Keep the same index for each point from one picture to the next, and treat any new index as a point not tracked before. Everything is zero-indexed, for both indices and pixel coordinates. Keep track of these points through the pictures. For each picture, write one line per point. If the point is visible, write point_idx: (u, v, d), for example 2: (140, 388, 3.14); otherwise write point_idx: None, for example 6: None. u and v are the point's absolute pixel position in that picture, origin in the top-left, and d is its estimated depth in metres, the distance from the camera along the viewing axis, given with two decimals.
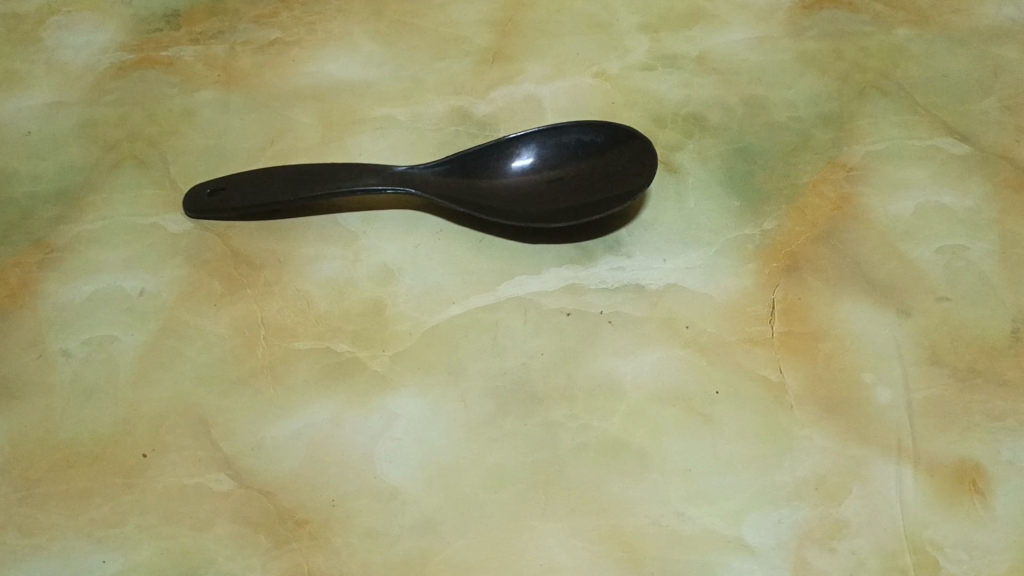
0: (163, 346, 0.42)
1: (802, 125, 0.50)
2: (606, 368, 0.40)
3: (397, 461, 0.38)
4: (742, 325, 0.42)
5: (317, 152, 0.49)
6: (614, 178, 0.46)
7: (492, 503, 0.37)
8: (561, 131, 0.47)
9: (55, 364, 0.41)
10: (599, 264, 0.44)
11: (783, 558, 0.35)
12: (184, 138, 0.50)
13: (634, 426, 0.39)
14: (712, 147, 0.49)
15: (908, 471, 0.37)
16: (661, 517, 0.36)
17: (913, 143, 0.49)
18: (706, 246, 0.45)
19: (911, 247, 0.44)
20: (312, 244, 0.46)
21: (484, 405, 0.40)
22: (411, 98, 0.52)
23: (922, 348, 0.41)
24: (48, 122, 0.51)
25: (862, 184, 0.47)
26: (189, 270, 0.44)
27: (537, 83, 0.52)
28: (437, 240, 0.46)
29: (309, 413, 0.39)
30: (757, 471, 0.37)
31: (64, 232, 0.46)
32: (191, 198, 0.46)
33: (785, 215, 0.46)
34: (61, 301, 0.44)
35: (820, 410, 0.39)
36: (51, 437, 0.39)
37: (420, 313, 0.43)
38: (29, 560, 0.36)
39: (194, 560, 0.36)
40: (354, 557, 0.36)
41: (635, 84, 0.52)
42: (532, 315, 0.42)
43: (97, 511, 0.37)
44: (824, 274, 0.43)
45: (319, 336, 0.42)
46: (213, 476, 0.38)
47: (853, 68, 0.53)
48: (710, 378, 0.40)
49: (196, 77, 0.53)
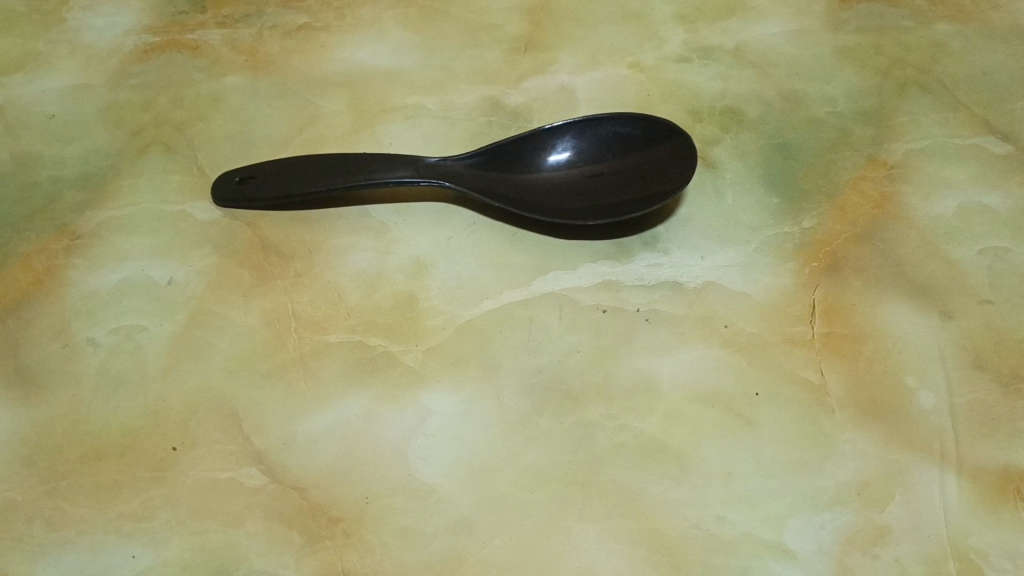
0: (193, 337, 0.41)
1: (841, 121, 0.49)
2: (644, 367, 0.40)
3: (432, 458, 0.37)
4: (782, 325, 0.41)
5: (348, 141, 0.48)
6: (652, 174, 0.45)
7: (529, 503, 0.36)
8: (597, 124, 0.46)
9: (82, 353, 0.41)
10: (636, 260, 0.44)
11: (825, 565, 0.35)
12: (212, 123, 0.49)
13: (673, 427, 0.38)
14: (749, 143, 0.48)
15: (951, 478, 0.37)
16: (701, 521, 0.36)
17: (954, 141, 0.48)
18: (745, 243, 0.44)
19: (952, 249, 0.44)
20: (342, 234, 0.45)
21: (519, 402, 0.39)
22: (442, 87, 0.51)
23: (965, 352, 0.40)
24: (72, 105, 0.50)
25: (903, 183, 0.46)
26: (218, 259, 0.44)
27: (571, 74, 0.51)
28: (470, 233, 0.45)
29: (341, 408, 0.39)
30: (798, 474, 0.37)
31: (90, 218, 0.45)
32: (220, 186, 0.46)
33: (825, 212, 0.45)
34: (88, 289, 0.43)
35: (862, 414, 0.38)
36: (79, 428, 0.39)
37: (453, 307, 0.42)
38: (56, 553, 0.35)
39: (225, 556, 0.35)
40: (389, 556, 0.35)
41: (670, 76, 0.51)
42: (568, 311, 0.42)
43: (126, 505, 0.36)
44: (865, 274, 0.43)
45: (351, 330, 0.41)
46: (245, 471, 0.37)
47: (893, 64, 0.52)
48: (750, 379, 0.39)
49: (223, 61, 0.52)
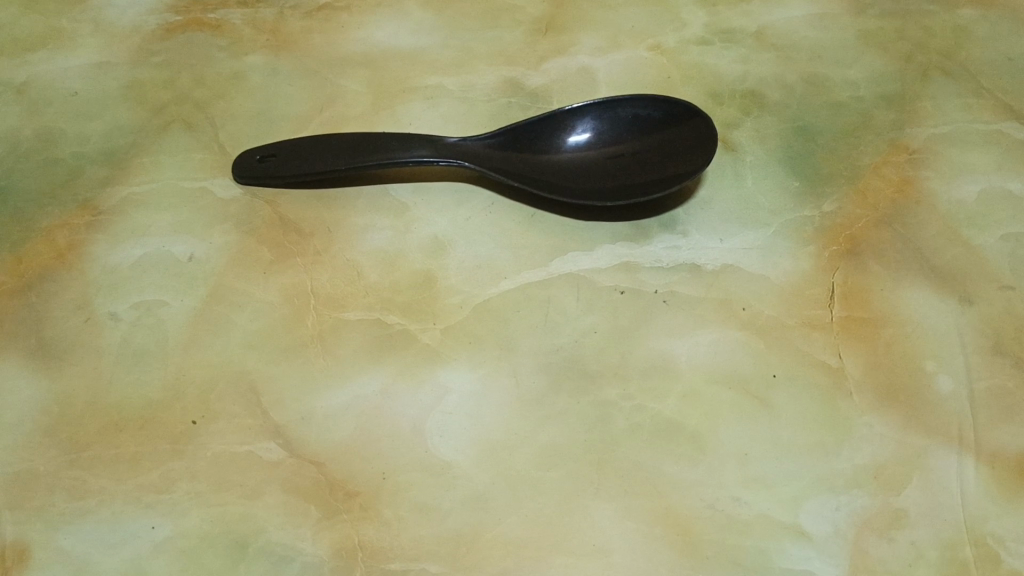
0: (213, 313, 0.42)
1: (863, 105, 0.49)
2: (662, 348, 0.40)
3: (449, 435, 0.38)
4: (800, 308, 0.41)
5: (368, 120, 0.48)
6: (672, 155, 0.45)
7: (545, 481, 0.36)
8: (618, 105, 0.46)
9: (104, 327, 0.41)
10: (654, 242, 0.43)
11: (840, 547, 0.35)
12: (233, 102, 0.50)
13: (690, 408, 0.38)
14: (770, 126, 0.48)
15: (969, 462, 0.37)
16: (716, 501, 0.36)
17: (977, 127, 0.47)
18: (764, 226, 0.44)
19: (974, 234, 0.43)
20: (361, 213, 0.45)
21: (536, 381, 0.39)
22: (463, 67, 0.51)
23: (985, 338, 0.40)
24: (95, 83, 0.51)
25: (924, 168, 0.46)
26: (238, 236, 0.44)
27: (591, 56, 0.51)
28: (488, 213, 0.45)
29: (359, 384, 0.39)
30: (815, 456, 0.37)
31: (112, 194, 0.46)
32: (241, 163, 0.46)
33: (846, 196, 0.45)
34: (109, 264, 0.43)
35: (880, 398, 0.38)
36: (100, 400, 0.39)
37: (471, 287, 0.42)
38: (77, 523, 0.36)
39: (243, 529, 0.35)
40: (405, 530, 0.35)
41: (691, 58, 0.51)
42: (585, 291, 0.42)
43: (145, 476, 0.37)
44: (885, 258, 0.42)
45: (370, 307, 0.41)
46: (264, 445, 0.37)
47: (916, 48, 0.51)
48: (768, 361, 0.39)
49: (245, 40, 0.53)
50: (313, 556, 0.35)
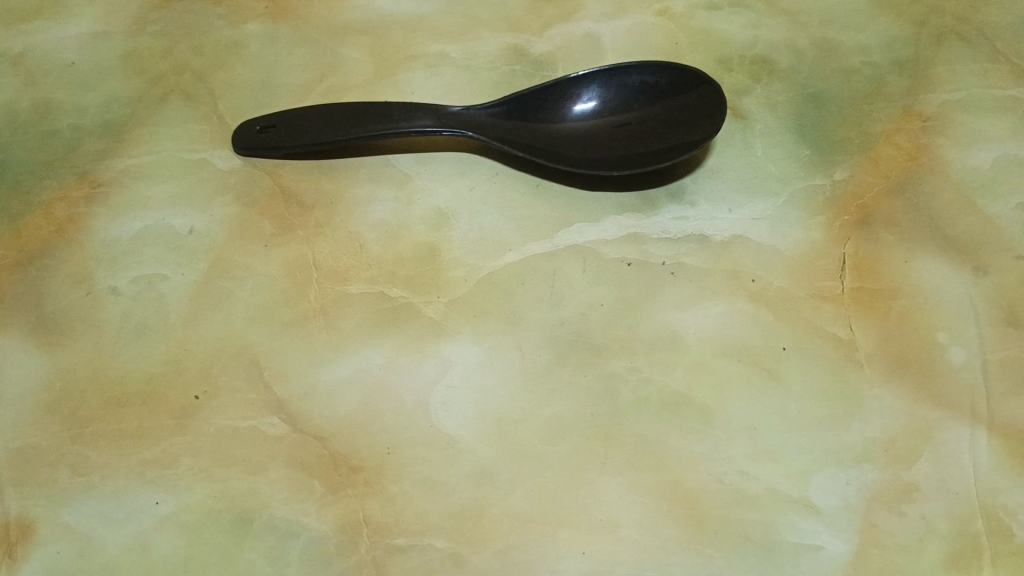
0: (214, 286, 0.41)
1: (876, 70, 0.48)
2: (670, 321, 0.39)
3: (454, 410, 0.37)
4: (810, 279, 0.40)
5: (370, 90, 0.48)
6: (680, 124, 0.44)
7: (551, 456, 0.36)
8: (624, 72, 0.45)
9: (104, 301, 0.41)
10: (662, 213, 0.43)
11: (849, 521, 0.34)
12: (233, 71, 0.49)
13: (697, 381, 0.38)
14: (780, 93, 0.47)
15: (981, 435, 0.36)
16: (724, 475, 0.35)
17: (994, 93, 0.46)
18: (774, 196, 0.43)
19: (988, 203, 0.42)
20: (364, 184, 0.44)
21: (542, 355, 0.38)
22: (466, 34, 0.50)
23: (998, 308, 0.39)
24: (92, 53, 0.50)
25: (938, 135, 0.45)
26: (239, 209, 0.43)
27: (597, 21, 0.50)
28: (493, 184, 0.44)
29: (362, 358, 0.38)
30: (824, 429, 0.36)
31: (111, 166, 0.45)
32: (241, 134, 0.45)
33: (858, 164, 0.44)
34: (109, 237, 0.43)
35: (892, 371, 0.38)
36: (101, 375, 0.39)
37: (475, 259, 0.41)
38: (81, 499, 0.36)
39: (247, 504, 0.35)
40: (410, 506, 0.35)
41: (700, 24, 0.50)
42: (591, 264, 0.41)
43: (148, 452, 0.37)
44: (898, 228, 0.42)
45: (372, 281, 0.41)
46: (267, 420, 0.37)
47: (932, 12, 0.50)
48: (777, 334, 0.39)
49: (244, 8, 0.51)
50: (318, 531, 0.35)
